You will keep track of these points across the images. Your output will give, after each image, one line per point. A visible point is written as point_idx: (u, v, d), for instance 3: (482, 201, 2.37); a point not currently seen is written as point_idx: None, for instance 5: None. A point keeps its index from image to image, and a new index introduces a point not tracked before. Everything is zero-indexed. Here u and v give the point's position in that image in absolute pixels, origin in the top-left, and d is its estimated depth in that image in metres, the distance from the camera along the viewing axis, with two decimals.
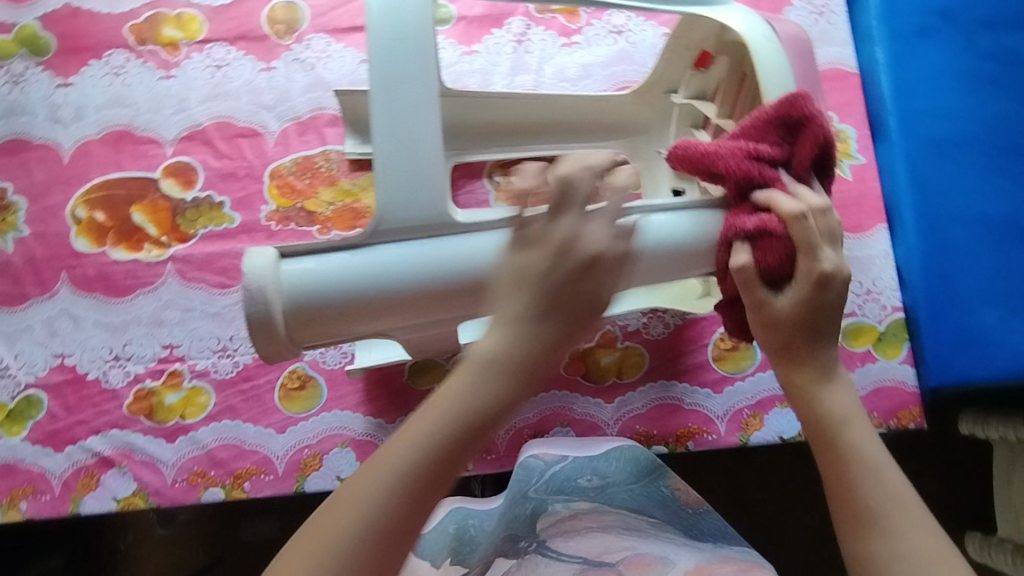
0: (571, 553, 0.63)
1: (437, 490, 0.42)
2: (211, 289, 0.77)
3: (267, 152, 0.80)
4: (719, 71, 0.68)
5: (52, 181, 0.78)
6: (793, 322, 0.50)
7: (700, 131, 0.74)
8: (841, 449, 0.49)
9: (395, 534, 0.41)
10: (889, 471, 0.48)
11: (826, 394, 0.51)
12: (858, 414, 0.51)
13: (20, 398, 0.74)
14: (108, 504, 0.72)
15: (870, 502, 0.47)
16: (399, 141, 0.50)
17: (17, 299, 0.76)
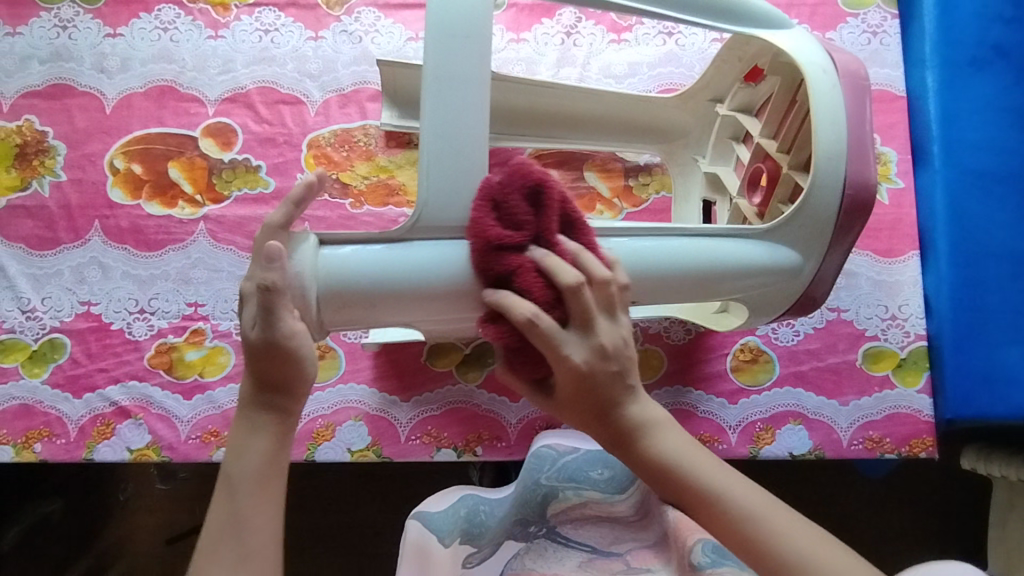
0: (580, 540, 0.66)
1: (258, 484, 0.49)
2: (240, 252, 0.77)
3: (307, 122, 0.80)
4: (768, 88, 0.68)
5: (93, 129, 0.79)
6: (574, 391, 0.50)
7: (739, 143, 0.74)
8: (701, 493, 0.49)
9: (243, 519, 0.48)
10: (734, 490, 0.49)
11: (650, 443, 0.50)
12: (685, 443, 0.51)
13: (43, 340, 0.74)
14: (121, 454, 0.72)
15: (739, 528, 0.47)
16: (455, 135, 0.51)
17: (48, 243, 0.76)
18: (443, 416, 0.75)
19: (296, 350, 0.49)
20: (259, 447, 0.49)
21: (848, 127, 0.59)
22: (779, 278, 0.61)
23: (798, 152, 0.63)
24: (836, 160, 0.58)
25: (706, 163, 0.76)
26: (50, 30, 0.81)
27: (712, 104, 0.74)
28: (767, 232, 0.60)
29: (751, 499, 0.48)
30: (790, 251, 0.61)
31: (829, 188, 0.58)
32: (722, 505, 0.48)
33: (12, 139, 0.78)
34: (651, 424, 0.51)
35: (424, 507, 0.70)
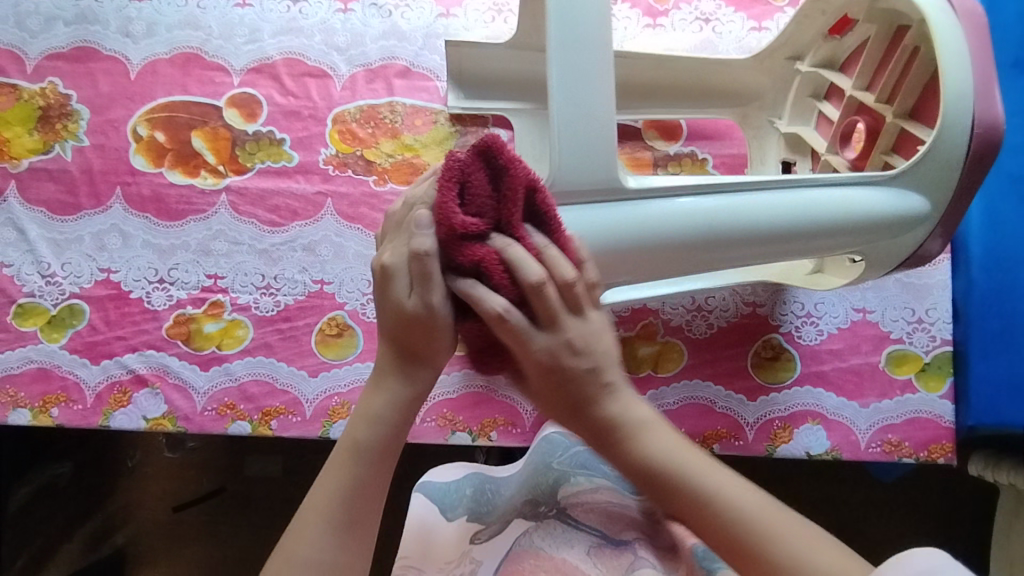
0: (590, 524, 0.61)
1: (365, 446, 0.48)
2: (261, 225, 0.77)
3: (333, 96, 0.79)
4: (857, 39, 0.67)
5: (117, 95, 0.78)
6: (545, 387, 0.49)
7: (822, 101, 0.73)
8: (695, 500, 0.47)
9: (357, 484, 0.48)
10: (719, 485, 0.47)
11: (643, 442, 0.49)
12: (673, 440, 0.50)
13: (63, 306, 0.74)
14: (137, 422, 0.72)
15: (738, 525, 0.45)
16: (580, 94, 0.49)
17: (70, 208, 0.76)
18: (459, 399, 0.74)
19: (437, 315, 0.47)
20: (376, 405, 0.49)
21: (973, 72, 0.55)
22: (903, 229, 0.58)
23: (904, 100, 0.61)
24: (964, 107, 0.54)
25: (784, 123, 0.74)
26: None
27: (790, 62, 0.72)
28: (892, 179, 0.57)
29: (734, 493, 0.47)
30: (919, 198, 0.57)
31: (958, 134, 0.55)
32: (704, 498, 0.47)
33: (35, 101, 0.77)
34: (641, 421, 0.49)
35: (428, 480, 0.70)
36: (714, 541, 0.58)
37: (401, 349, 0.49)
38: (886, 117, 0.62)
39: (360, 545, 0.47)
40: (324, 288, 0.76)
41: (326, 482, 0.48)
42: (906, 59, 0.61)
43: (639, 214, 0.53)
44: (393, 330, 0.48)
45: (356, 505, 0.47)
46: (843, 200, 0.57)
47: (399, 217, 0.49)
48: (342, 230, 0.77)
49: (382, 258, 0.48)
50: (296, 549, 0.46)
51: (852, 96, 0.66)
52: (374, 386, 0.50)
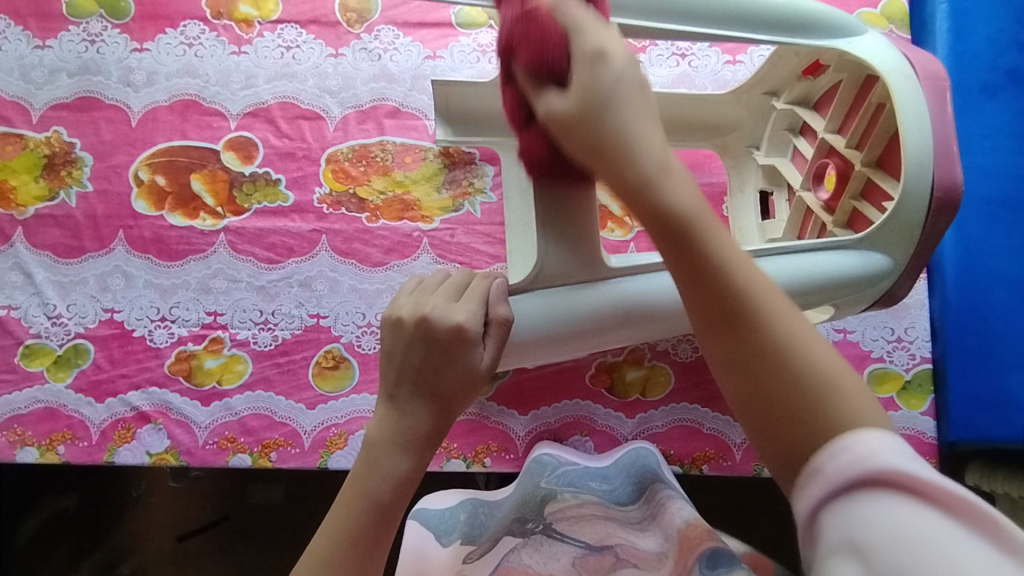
0: (575, 536, 0.62)
1: (377, 512, 0.44)
2: (259, 263, 0.79)
3: (326, 137, 0.82)
4: (829, 80, 0.69)
5: (119, 141, 0.81)
6: (564, 127, 0.45)
7: (796, 135, 0.75)
8: (751, 301, 0.39)
9: (360, 546, 0.43)
10: (784, 315, 0.39)
11: (707, 235, 0.40)
12: (751, 267, 0.40)
13: (68, 346, 0.77)
14: (141, 457, 0.75)
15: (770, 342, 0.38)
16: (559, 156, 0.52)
17: (75, 252, 0.79)
18: (453, 428, 0.76)
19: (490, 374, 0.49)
20: (399, 467, 0.44)
21: (932, 126, 0.58)
22: (868, 286, 0.60)
23: (872, 149, 0.64)
24: (923, 160, 0.57)
25: (761, 155, 0.77)
26: (79, 44, 0.83)
27: (766, 97, 0.75)
28: (858, 241, 0.59)
29: (795, 328, 0.38)
30: (881, 255, 0.60)
31: (919, 178, 0.57)
32: (782, 340, 0.38)
33: (41, 150, 0.81)
34: (711, 230, 0.41)
35: (423, 507, 0.72)
36: (715, 553, 0.50)
37: (437, 410, 0.46)
38: (855, 163, 0.65)
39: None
40: (320, 322, 0.78)
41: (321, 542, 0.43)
42: (873, 109, 0.64)
43: (641, 286, 0.56)
44: (433, 389, 0.46)
45: (370, 564, 0.43)
46: (816, 263, 0.58)
47: (452, 283, 0.50)
48: (337, 266, 0.80)
49: (435, 317, 0.47)
50: None
51: (824, 138, 0.68)
52: (393, 448, 0.45)
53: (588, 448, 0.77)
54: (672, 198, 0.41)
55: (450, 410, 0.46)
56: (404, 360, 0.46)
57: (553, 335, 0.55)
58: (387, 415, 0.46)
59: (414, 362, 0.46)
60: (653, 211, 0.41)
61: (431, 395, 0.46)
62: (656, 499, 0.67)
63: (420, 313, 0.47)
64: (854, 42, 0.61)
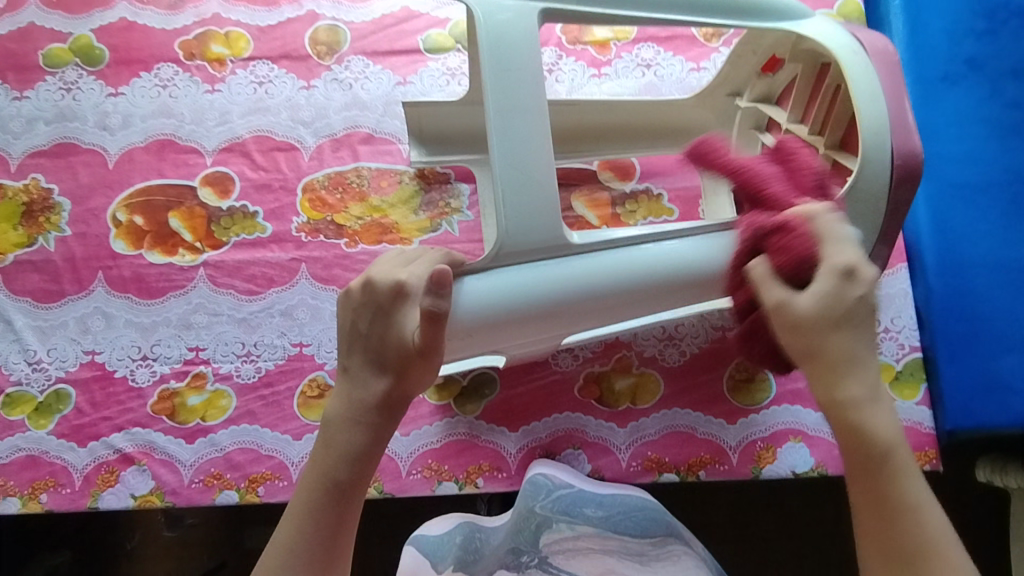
0: (572, 569, 0.65)
1: (337, 484, 0.48)
2: (239, 295, 0.79)
3: (301, 167, 0.83)
4: (786, 76, 0.70)
5: (96, 184, 0.82)
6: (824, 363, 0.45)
7: (763, 132, 0.76)
8: (897, 462, 0.44)
9: (325, 525, 0.47)
10: (911, 478, 0.44)
11: (870, 417, 0.45)
12: (901, 433, 0.45)
13: (49, 391, 0.76)
14: (126, 501, 0.73)
15: (903, 495, 0.44)
16: (518, 155, 0.53)
17: (54, 296, 0.79)
18: (444, 448, 0.75)
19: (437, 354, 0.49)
20: (352, 440, 0.49)
21: (887, 103, 0.59)
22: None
23: (834, 130, 0.64)
24: (882, 140, 0.58)
25: (731, 156, 0.77)
26: (55, 92, 0.85)
27: (730, 98, 0.77)
28: None
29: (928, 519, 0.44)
30: (852, 227, 0.60)
31: (878, 165, 0.58)
32: (907, 504, 0.44)
33: (20, 198, 0.81)
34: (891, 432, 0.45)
35: (422, 532, 0.72)
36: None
37: (386, 378, 0.50)
38: (819, 147, 0.65)
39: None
40: (303, 350, 0.78)
41: (290, 521, 0.47)
42: (831, 94, 0.64)
43: (588, 265, 0.56)
44: (378, 358, 0.50)
45: (335, 545, 0.47)
46: None
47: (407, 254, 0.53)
48: (318, 293, 0.79)
49: (379, 280, 0.51)
50: None
51: (788, 128, 0.69)
52: (345, 421, 0.49)
53: (581, 461, 0.75)
54: (911, 490, 0.44)
55: (400, 384, 0.50)
56: (352, 325, 0.51)
57: (495, 319, 0.55)
58: (343, 386, 0.51)
59: (360, 327, 0.51)
60: (862, 449, 0.44)
61: (376, 364, 0.50)
62: (667, 547, 0.69)
63: (366, 277, 0.52)
64: (801, 22, 0.62)
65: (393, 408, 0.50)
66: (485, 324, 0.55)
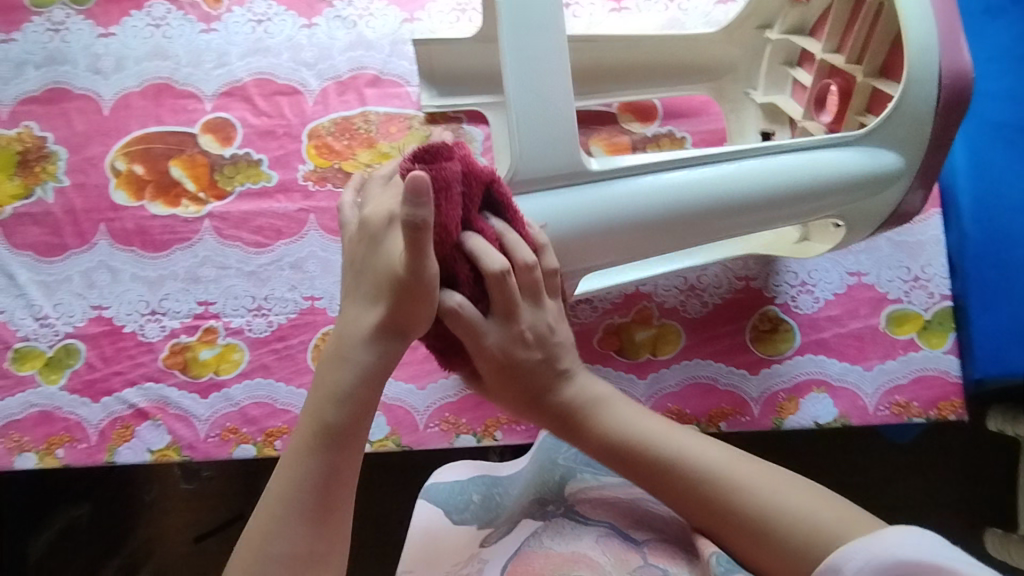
0: (599, 520, 0.60)
1: (328, 426, 0.47)
2: (247, 247, 0.77)
3: (306, 112, 0.79)
4: (823, 3, 0.65)
5: (92, 132, 0.78)
6: (502, 381, 0.54)
7: (795, 68, 0.71)
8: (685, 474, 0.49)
9: (316, 471, 0.46)
10: (689, 449, 0.50)
11: (599, 416, 0.52)
12: (632, 411, 0.53)
13: (59, 346, 0.74)
14: (143, 455, 0.72)
15: (711, 490, 0.48)
16: (536, 81, 0.50)
17: (56, 249, 0.76)
18: (461, 402, 0.74)
19: (431, 284, 0.46)
20: (344, 378, 0.48)
21: (940, 31, 0.54)
22: (878, 188, 0.58)
23: (872, 60, 0.60)
24: (932, 74, 0.54)
25: (759, 94, 0.73)
26: (43, 34, 0.80)
27: (760, 31, 0.72)
28: (864, 137, 0.57)
29: (706, 454, 0.50)
30: (893, 154, 0.57)
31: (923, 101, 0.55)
32: (714, 482, 0.48)
33: (13, 147, 0.78)
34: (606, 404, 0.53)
35: (434, 482, 0.71)
36: (760, 560, 0.50)
37: (380, 307, 0.48)
38: (857, 76, 0.61)
39: (337, 532, 0.46)
40: (315, 304, 0.76)
41: (287, 463, 0.47)
42: (872, 17, 0.60)
43: (607, 196, 0.53)
44: (372, 288, 0.48)
45: (329, 491, 0.46)
46: (801, 159, 0.57)
47: (396, 179, 0.51)
48: (328, 245, 0.77)
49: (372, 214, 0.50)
50: (269, 537, 0.44)
51: (823, 58, 0.64)
52: (338, 360, 0.48)
53: None
54: (696, 466, 0.49)
55: (396, 317, 0.47)
56: (352, 259, 0.50)
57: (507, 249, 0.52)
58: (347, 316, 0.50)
59: (359, 259, 0.50)
60: (669, 471, 0.50)
61: (370, 294, 0.48)
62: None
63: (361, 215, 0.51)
64: None
65: (388, 342, 0.48)
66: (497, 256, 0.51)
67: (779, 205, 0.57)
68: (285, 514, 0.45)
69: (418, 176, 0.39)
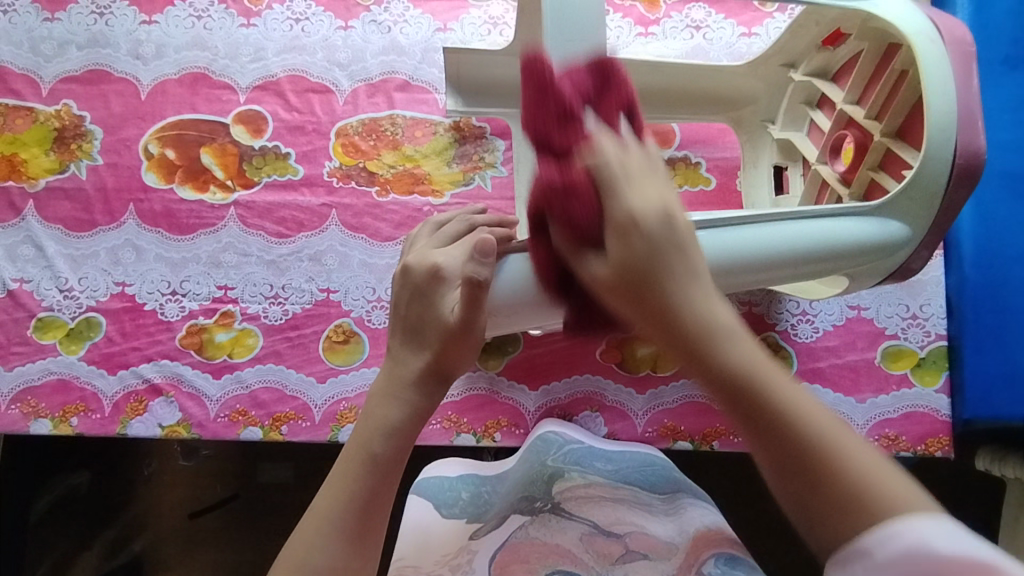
0: (583, 517, 0.62)
1: (372, 458, 0.49)
2: (269, 237, 0.79)
3: (335, 110, 0.82)
4: (849, 51, 0.68)
5: (128, 114, 0.81)
6: (628, 298, 0.39)
7: (814, 108, 0.74)
8: (829, 456, 0.35)
9: (359, 499, 0.48)
10: (807, 423, 0.35)
11: (724, 354, 0.37)
12: (677, 238, 0.38)
13: (80, 319, 0.77)
14: (154, 430, 0.75)
15: (814, 447, 0.35)
16: None
17: (85, 225, 0.79)
18: (464, 402, 0.76)
19: (477, 330, 0.52)
20: (388, 416, 0.50)
21: (956, 94, 0.57)
22: (885, 254, 0.59)
23: (892, 118, 0.62)
24: (948, 128, 0.56)
25: (777, 129, 0.76)
26: (87, 16, 0.83)
27: (784, 69, 0.74)
28: (877, 209, 0.58)
29: (812, 410, 0.36)
30: (899, 224, 0.59)
31: (939, 153, 0.56)
32: (818, 439, 0.35)
33: (51, 123, 0.80)
34: (728, 340, 0.37)
35: (424, 479, 0.71)
36: (732, 557, 0.55)
37: (426, 354, 0.52)
38: (875, 134, 0.63)
39: (369, 554, 0.47)
40: (330, 297, 0.78)
41: (328, 493, 0.48)
42: (894, 78, 0.62)
43: None
44: (418, 332, 0.53)
45: (369, 516, 0.48)
46: (825, 229, 0.57)
47: (454, 231, 0.58)
48: (347, 240, 0.79)
49: (415, 264, 0.54)
50: (306, 560, 0.45)
51: (842, 109, 0.67)
52: (386, 396, 0.51)
53: (597, 424, 0.77)
54: (816, 433, 0.35)
55: (439, 361, 0.52)
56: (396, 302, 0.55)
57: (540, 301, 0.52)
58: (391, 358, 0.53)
59: (402, 306, 0.54)
60: (760, 424, 0.36)
61: (415, 340, 0.53)
62: (675, 501, 0.66)
63: (404, 264, 0.55)
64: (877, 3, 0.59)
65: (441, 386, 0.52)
66: (534, 306, 0.52)
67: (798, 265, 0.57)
68: (325, 540, 0.46)
69: (485, 238, 0.51)
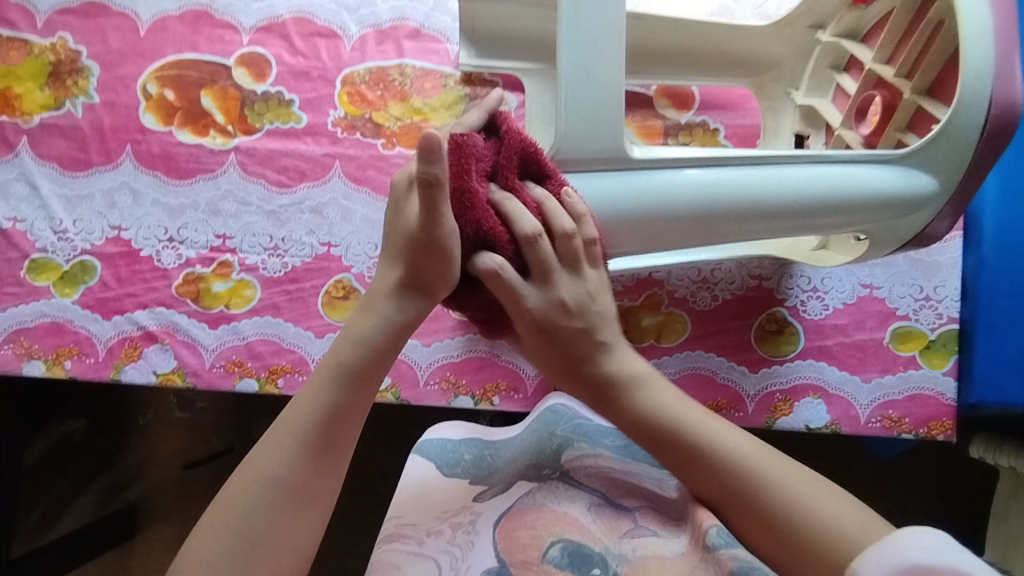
0: (592, 487, 0.61)
1: (342, 369, 0.49)
2: (269, 186, 0.77)
3: (342, 57, 0.78)
4: (882, 9, 0.65)
5: (127, 51, 0.78)
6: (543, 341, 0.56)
7: (841, 74, 0.71)
8: (697, 451, 0.52)
9: (326, 411, 0.48)
10: (726, 437, 0.52)
11: (642, 399, 0.55)
12: (673, 397, 0.55)
13: (75, 262, 0.75)
14: (148, 377, 0.73)
15: (727, 459, 0.51)
16: (590, 59, 0.52)
17: (81, 165, 0.76)
18: (462, 363, 0.75)
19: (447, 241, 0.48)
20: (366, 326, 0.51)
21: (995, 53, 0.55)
22: (908, 208, 0.60)
23: (924, 75, 0.59)
24: (981, 88, 0.55)
25: (801, 95, 0.73)
26: None
27: (811, 31, 0.71)
28: (903, 157, 0.59)
29: (748, 452, 0.51)
30: (928, 177, 0.59)
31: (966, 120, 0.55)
32: (701, 445, 0.52)
33: (46, 57, 0.77)
34: (699, 427, 0.53)
35: (426, 438, 0.68)
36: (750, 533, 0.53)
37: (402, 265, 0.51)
38: (904, 92, 0.60)
39: (331, 469, 0.48)
40: (331, 250, 0.76)
41: (298, 398, 0.49)
42: (928, 34, 0.59)
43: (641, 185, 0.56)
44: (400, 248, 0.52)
45: (333, 430, 0.48)
46: (837, 174, 0.58)
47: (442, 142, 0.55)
48: (350, 193, 0.77)
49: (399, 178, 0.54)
50: (263, 465, 0.46)
51: (871, 69, 0.64)
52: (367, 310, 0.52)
53: None
54: (703, 437, 0.52)
55: (415, 275, 0.50)
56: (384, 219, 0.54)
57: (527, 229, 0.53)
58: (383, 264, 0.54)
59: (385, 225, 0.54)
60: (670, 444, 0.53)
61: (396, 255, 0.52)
62: None
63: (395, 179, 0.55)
64: None
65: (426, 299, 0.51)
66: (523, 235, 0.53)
67: (787, 212, 0.59)
68: (285, 448, 0.47)
69: (431, 135, 0.42)
